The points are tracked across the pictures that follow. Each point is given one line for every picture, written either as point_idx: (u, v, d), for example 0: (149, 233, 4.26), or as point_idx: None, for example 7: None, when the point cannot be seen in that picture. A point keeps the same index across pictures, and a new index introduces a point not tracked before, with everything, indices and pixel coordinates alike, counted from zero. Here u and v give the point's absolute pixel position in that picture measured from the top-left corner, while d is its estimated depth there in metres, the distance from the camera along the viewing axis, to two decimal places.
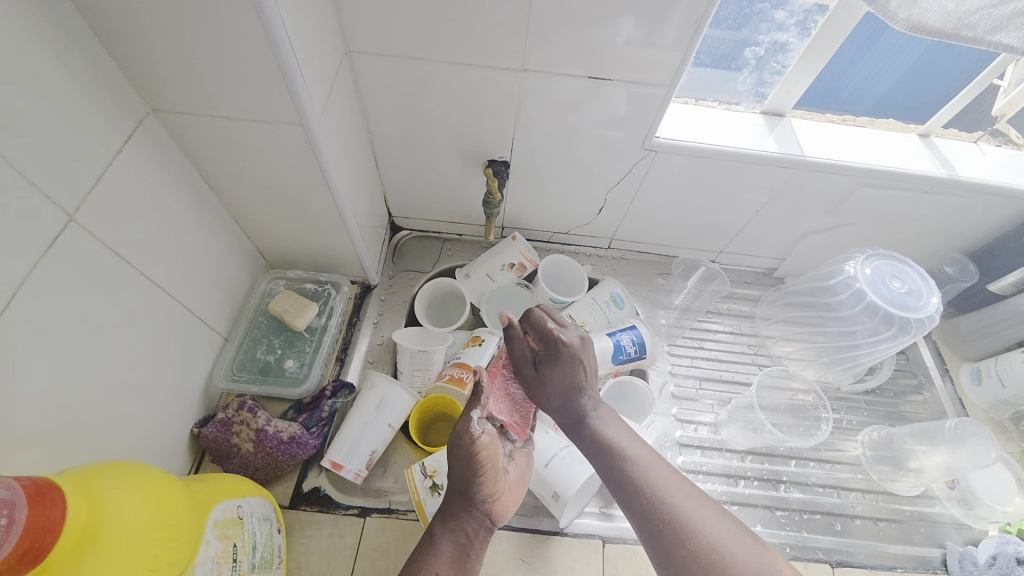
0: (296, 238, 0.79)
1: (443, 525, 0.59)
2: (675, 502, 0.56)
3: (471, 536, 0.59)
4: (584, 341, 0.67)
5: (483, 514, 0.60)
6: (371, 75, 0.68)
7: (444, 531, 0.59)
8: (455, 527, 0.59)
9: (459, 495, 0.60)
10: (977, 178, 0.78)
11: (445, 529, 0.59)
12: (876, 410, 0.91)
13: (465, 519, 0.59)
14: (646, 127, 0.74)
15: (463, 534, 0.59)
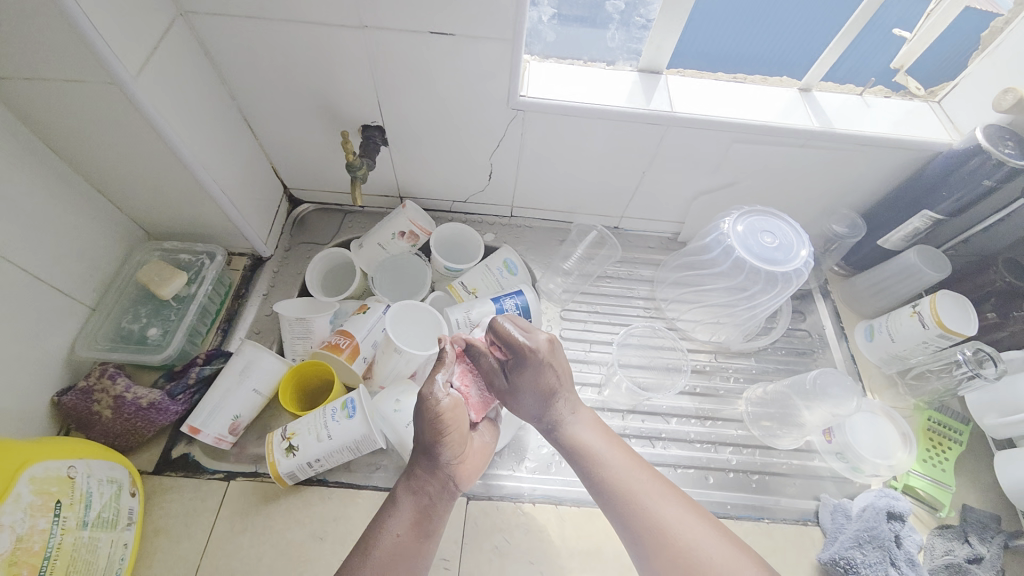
0: (165, 212, 0.79)
1: (404, 485, 0.58)
2: (658, 509, 0.55)
3: (432, 499, 0.57)
4: (552, 345, 0.64)
5: (447, 475, 0.58)
6: (214, 36, 0.67)
7: (403, 491, 0.57)
8: (419, 490, 0.57)
9: (422, 458, 0.59)
10: (852, 129, 0.77)
11: (408, 491, 0.57)
12: (767, 368, 0.91)
13: (423, 482, 0.58)
14: (507, 85, 0.73)
15: (427, 495, 0.57)
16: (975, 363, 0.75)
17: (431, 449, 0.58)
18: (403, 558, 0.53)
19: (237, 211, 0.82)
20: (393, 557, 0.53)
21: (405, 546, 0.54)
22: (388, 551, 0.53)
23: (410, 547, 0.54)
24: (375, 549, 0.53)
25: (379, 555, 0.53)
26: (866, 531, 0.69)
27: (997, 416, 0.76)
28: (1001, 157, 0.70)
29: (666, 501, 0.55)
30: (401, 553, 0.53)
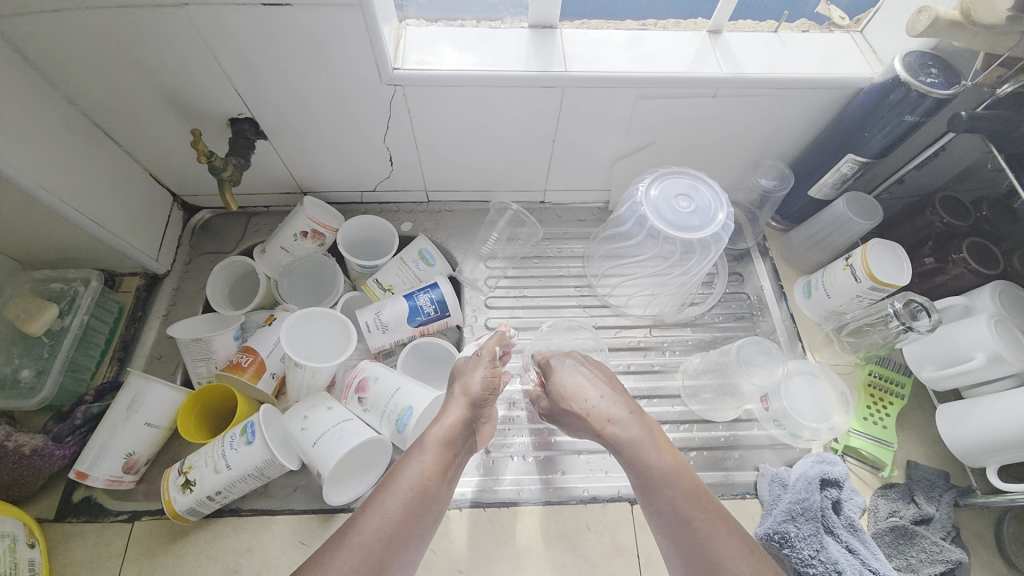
0: (20, 238, 0.72)
1: (433, 428, 0.60)
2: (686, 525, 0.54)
3: (458, 445, 0.60)
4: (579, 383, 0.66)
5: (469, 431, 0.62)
6: (21, 34, 0.59)
7: (431, 433, 0.59)
8: (449, 436, 0.60)
9: (460, 405, 0.63)
10: (763, 72, 0.70)
11: (437, 435, 0.59)
12: (706, 338, 0.87)
13: (451, 431, 0.60)
14: (374, 57, 0.65)
15: (452, 442, 0.60)
16: (910, 315, 0.71)
17: (474, 401, 0.63)
18: (427, 496, 0.55)
19: (105, 228, 0.74)
20: (418, 496, 0.54)
21: (431, 486, 0.56)
22: (412, 486, 0.55)
23: (435, 487, 0.56)
24: (404, 482, 0.55)
25: (405, 487, 0.54)
26: (798, 504, 0.65)
27: (935, 368, 0.72)
28: (920, 87, 0.64)
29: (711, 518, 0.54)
30: (427, 492, 0.55)
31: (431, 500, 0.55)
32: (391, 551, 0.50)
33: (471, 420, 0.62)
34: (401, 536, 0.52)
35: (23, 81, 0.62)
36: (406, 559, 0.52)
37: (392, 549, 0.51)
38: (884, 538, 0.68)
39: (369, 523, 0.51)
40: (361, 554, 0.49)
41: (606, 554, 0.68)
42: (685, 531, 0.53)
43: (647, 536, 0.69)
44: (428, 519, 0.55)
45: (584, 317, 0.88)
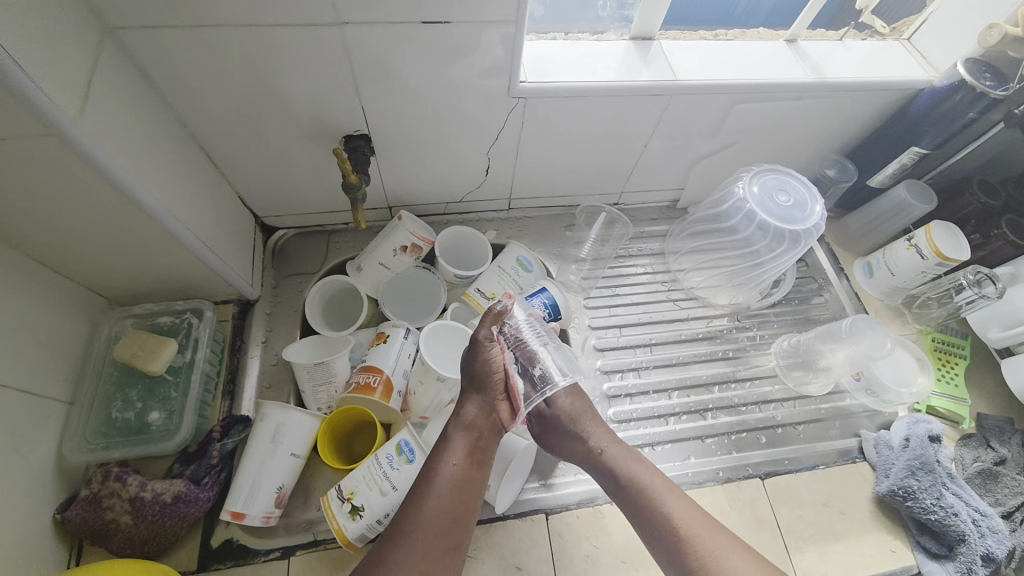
0: (121, 273, 0.67)
1: (454, 426, 0.64)
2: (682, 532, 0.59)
3: (483, 434, 0.64)
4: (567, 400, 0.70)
5: (489, 414, 0.65)
6: (151, 52, 0.57)
7: (455, 431, 0.63)
8: (471, 427, 0.64)
9: (475, 398, 0.65)
10: (843, 76, 0.78)
11: (459, 429, 0.63)
12: (785, 321, 0.95)
13: (470, 423, 0.64)
14: (506, 70, 0.67)
15: (475, 433, 0.63)
16: (976, 284, 0.82)
17: (486, 389, 0.65)
18: (466, 487, 0.60)
19: (216, 255, 0.71)
20: (456, 490, 0.59)
21: (467, 478, 0.60)
22: (450, 482, 0.59)
23: (469, 477, 0.60)
24: (439, 480, 0.59)
25: (442, 484, 0.59)
26: (917, 459, 0.73)
27: (999, 329, 0.82)
28: (982, 89, 0.74)
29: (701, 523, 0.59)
30: (464, 485, 0.60)
31: (470, 488, 0.60)
32: (445, 543, 0.56)
33: (489, 406, 0.65)
34: (446, 528, 0.57)
35: (147, 101, 0.60)
36: (459, 543, 0.57)
37: (446, 540, 0.56)
38: (975, 481, 0.75)
39: (416, 522, 0.56)
40: (417, 553, 0.54)
41: (750, 528, 0.73)
42: (666, 521, 0.59)
43: (782, 507, 0.75)
44: (473, 503, 0.60)
45: (676, 310, 0.94)
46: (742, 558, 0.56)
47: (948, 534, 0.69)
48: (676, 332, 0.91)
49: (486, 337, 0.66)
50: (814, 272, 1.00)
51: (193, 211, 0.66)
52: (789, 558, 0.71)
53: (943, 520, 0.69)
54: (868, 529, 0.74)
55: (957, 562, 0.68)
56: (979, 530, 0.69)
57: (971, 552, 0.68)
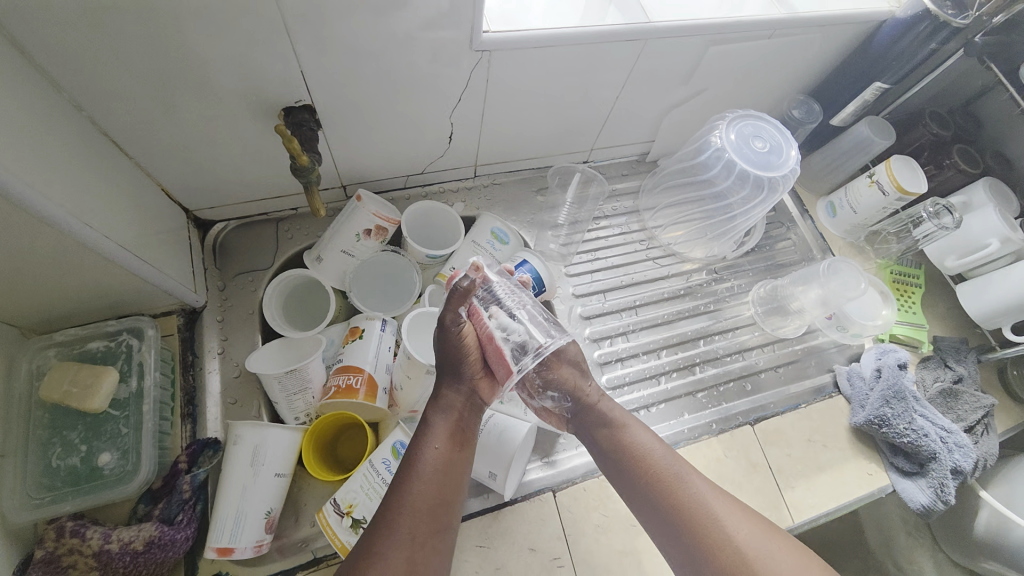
0: (31, 298, 0.56)
1: (434, 407, 0.58)
2: (694, 502, 0.55)
3: (465, 412, 0.58)
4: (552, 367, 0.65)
5: (469, 390, 0.59)
6: (17, 18, 0.44)
7: (435, 412, 0.57)
8: (451, 406, 0.58)
9: (454, 375, 0.59)
10: (814, 10, 0.75)
11: (439, 409, 0.57)
12: (758, 267, 0.97)
13: (451, 401, 0.58)
14: (467, 20, 0.59)
15: (457, 412, 0.58)
16: (936, 215, 0.86)
17: (466, 364, 0.59)
18: (450, 470, 0.54)
19: (149, 265, 0.61)
20: (440, 473, 0.53)
21: (451, 460, 0.55)
22: (433, 466, 0.54)
23: (453, 459, 0.55)
24: (422, 465, 0.53)
25: (425, 470, 0.53)
26: (890, 389, 0.77)
27: (956, 257, 0.87)
28: (945, 18, 0.74)
29: (711, 491, 0.56)
30: (449, 468, 0.54)
31: (455, 471, 0.55)
32: (433, 529, 0.51)
33: (470, 382, 0.60)
34: (432, 516, 0.51)
35: (24, 83, 0.47)
36: (447, 528, 0.52)
37: (434, 527, 0.51)
38: (937, 401, 0.81)
39: (400, 513, 0.50)
40: (403, 544, 0.49)
41: (746, 473, 0.75)
42: (653, 479, 0.57)
43: (772, 448, 0.77)
44: (459, 487, 0.55)
45: (656, 268, 0.93)
46: (730, 509, 0.55)
47: (919, 453, 0.74)
48: (658, 290, 0.91)
49: (452, 319, 0.58)
50: (782, 216, 1.02)
51: (107, 212, 0.55)
52: (782, 497, 0.73)
53: (915, 442, 0.74)
54: (848, 456, 0.78)
55: (929, 478, 0.74)
56: (947, 446, 0.74)
57: (941, 467, 0.73)
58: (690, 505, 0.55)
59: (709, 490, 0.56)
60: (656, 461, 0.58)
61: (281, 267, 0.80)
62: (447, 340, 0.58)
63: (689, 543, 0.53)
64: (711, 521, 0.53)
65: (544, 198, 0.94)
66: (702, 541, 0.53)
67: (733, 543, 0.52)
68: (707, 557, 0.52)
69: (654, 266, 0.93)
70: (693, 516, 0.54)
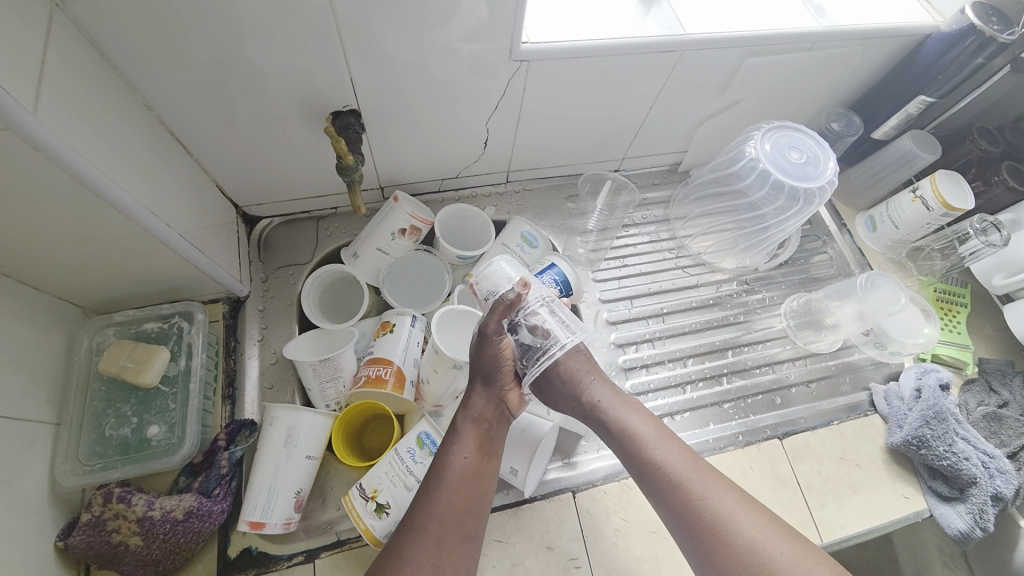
0: (94, 279, 0.60)
1: (462, 416, 0.59)
2: (719, 510, 0.53)
3: (492, 424, 0.59)
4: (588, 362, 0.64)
5: (495, 406, 0.60)
6: (104, 26, 0.49)
7: (464, 421, 0.58)
8: (480, 419, 0.59)
9: (482, 387, 0.60)
10: (854, 23, 0.74)
11: (467, 419, 0.58)
12: (791, 280, 0.95)
13: (477, 415, 0.59)
14: (507, 31, 0.62)
15: (485, 423, 0.59)
16: (983, 232, 0.82)
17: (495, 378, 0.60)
18: (477, 480, 0.55)
19: (202, 253, 0.65)
20: (466, 483, 0.54)
21: (477, 470, 0.56)
22: (460, 474, 0.54)
23: (480, 468, 0.56)
24: (449, 474, 0.54)
25: (453, 476, 0.54)
26: (930, 409, 0.73)
27: (1003, 276, 0.84)
28: (992, 34, 0.72)
29: (731, 497, 0.54)
30: (476, 476, 0.55)
31: (481, 481, 0.55)
32: (461, 535, 0.52)
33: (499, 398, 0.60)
34: (458, 523, 0.52)
35: (105, 84, 0.52)
36: (472, 534, 0.53)
37: (460, 534, 0.52)
38: (980, 424, 0.77)
39: (427, 520, 0.52)
40: (431, 552, 0.50)
41: (772, 487, 0.73)
42: (666, 470, 0.56)
43: (801, 464, 0.75)
44: (486, 496, 0.55)
45: (684, 277, 0.92)
46: (744, 507, 0.54)
47: (960, 477, 0.70)
48: (686, 299, 0.90)
49: (493, 330, 0.59)
50: (817, 229, 0.99)
51: (168, 202, 0.60)
52: (810, 513, 0.71)
53: (955, 464, 0.70)
54: (883, 479, 0.75)
55: (968, 504, 0.70)
56: (988, 472, 0.71)
57: (982, 493, 0.69)
58: (704, 502, 0.54)
59: (723, 488, 0.55)
60: (672, 455, 0.57)
61: (320, 262, 0.85)
62: (486, 351, 0.59)
63: (693, 532, 0.53)
64: (721, 513, 0.53)
65: (574, 205, 0.95)
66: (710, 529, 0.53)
67: (743, 537, 0.52)
68: (714, 549, 0.52)
69: (679, 275, 0.92)
70: (703, 504, 0.54)
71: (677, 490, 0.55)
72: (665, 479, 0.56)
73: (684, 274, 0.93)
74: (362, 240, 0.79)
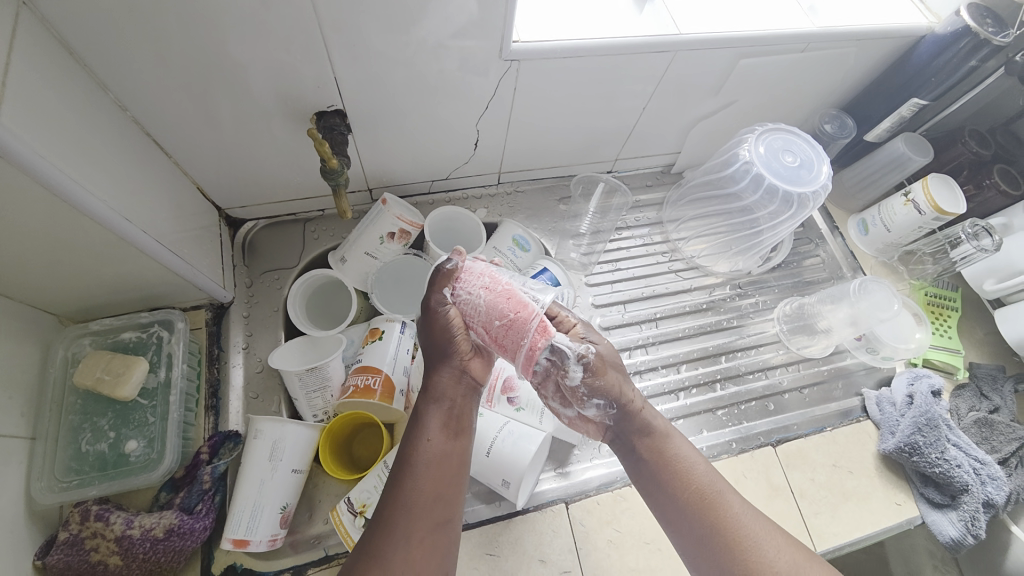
0: (68, 288, 0.58)
1: (426, 398, 0.56)
2: (747, 538, 0.51)
3: (457, 402, 0.56)
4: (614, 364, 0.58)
5: (458, 378, 0.56)
6: (74, 25, 0.47)
7: (427, 403, 0.55)
8: (443, 398, 0.55)
9: (440, 364, 0.56)
10: (848, 24, 0.73)
11: (431, 403, 0.55)
12: (784, 284, 0.94)
13: (441, 392, 0.55)
14: (498, 30, 0.60)
15: (449, 401, 0.55)
16: (974, 237, 0.83)
17: (452, 354, 0.56)
18: (448, 465, 0.53)
19: (183, 260, 0.63)
20: (437, 469, 0.52)
21: (447, 453, 0.53)
22: (428, 462, 0.52)
23: (449, 451, 0.54)
24: (416, 462, 0.52)
25: (420, 465, 0.52)
26: (922, 416, 0.74)
27: (995, 281, 0.84)
28: (987, 36, 0.72)
29: (757, 524, 0.52)
30: (445, 461, 0.53)
31: (453, 466, 0.53)
32: (434, 523, 0.50)
33: (461, 371, 0.57)
34: (431, 510, 0.50)
35: (76, 86, 0.50)
36: (447, 518, 0.51)
37: (433, 521, 0.50)
38: (971, 430, 0.77)
39: (398, 514, 0.50)
40: (404, 542, 0.49)
41: (766, 495, 0.72)
42: (700, 496, 0.53)
43: (794, 471, 0.75)
44: (459, 480, 0.53)
45: (677, 281, 0.92)
46: (771, 535, 0.52)
47: (951, 485, 0.70)
48: (680, 303, 0.90)
49: (437, 301, 0.56)
50: (810, 232, 0.99)
51: (146, 208, 0.57)
52: (804, 521, 0.71)
53: (947, 472, 0.70)
54: (875, 485, 0.75)
55: (960, 511, 0.70)
56: (979, 479, 0.71)
57: (974, 501, 0.69)
58: (732, 529, 0.51)
59: (750, 513, 0.53)
60: (700, 481, 0.54)
61: (307, 267, 0.82)
62: (434, 321, 0.56)
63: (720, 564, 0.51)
64: (750, 542, 0.51)
65: (567, 207, 0.94)
66: (738, 560, 0.50)
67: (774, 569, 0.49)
68: None
69: (673, 279, 0.92)
70: (731, 535, 0.51)
71: (704, 520, 0.52)
72: (690, 508, 0.53)
73: (677, 278, 0.92)
74: (347, 247, 0.77)
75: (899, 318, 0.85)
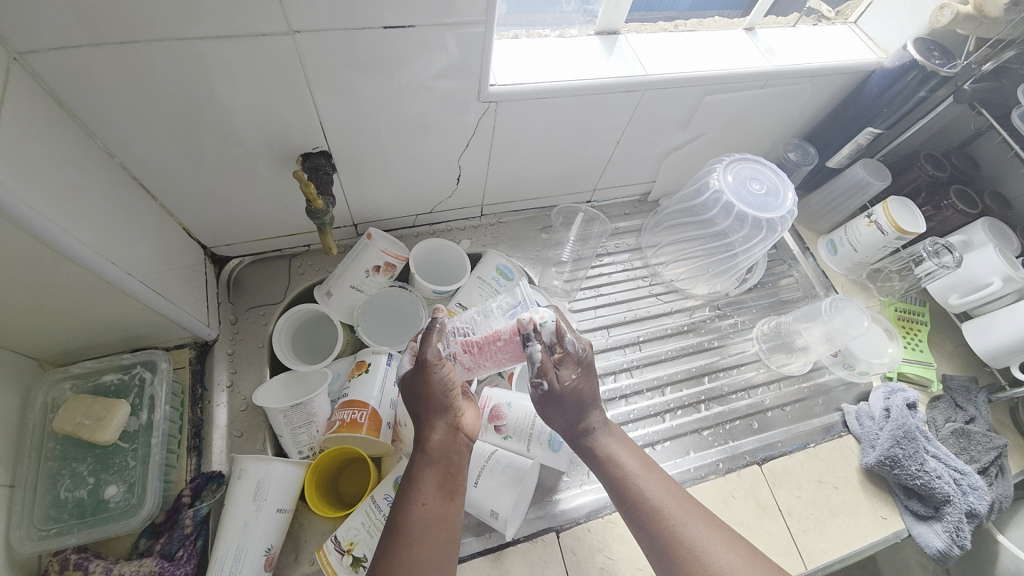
0: (48, 331, 0.58)
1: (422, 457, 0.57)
2: (684, 534, 0.55)
3: (452, 460, 0.58)
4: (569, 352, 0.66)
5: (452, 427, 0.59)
6: (64, 77, 0.49)
7: (423, 463, 0.56)
8: (439, 458, 0.57)
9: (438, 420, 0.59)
10: (802, 62, 0.79)
11: (427, 461, 0.57)
12: (761, 304, 0.97)
13: (437, 455, 0.57)
14: (476, 73, 0.64)
15: (444, 460, 0.57)
16: (936, 254, 0.88)
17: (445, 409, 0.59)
18: (442, 527, 0.53)
19: (167, 299, 0.63)
20: (432, 528, 0.52)
21: (444, 515, 0.54)
22: (426, 523, 0.52)
23: (445, 511, 0.54)
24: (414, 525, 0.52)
25: (415, 526, 0.52)
26: (900, 429, 0.75)
27: (958, 295, 0.88)
28: (933, 68, 0.77)
29: (698, 521, 0.56)
30: (440, 523, 0.53)
31: (447, 527, 0.53)
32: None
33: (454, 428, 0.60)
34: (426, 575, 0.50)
35: (64, 134, 0.51)
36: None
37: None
38: (949, 441, 0.79)
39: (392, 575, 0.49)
40: None
41: (755, 515, 0.73)
42: (645, 501, 0.57)
43: (781, 489, 0.76)
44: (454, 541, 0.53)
45: (658, 305, 0.94)
46: (714, 537, 0.54)
47: (934, 496, 0.72)
48: (661, 326, 0.92)
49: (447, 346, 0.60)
50: (783, 253, 1.03)
51: (130, 248, 0.58)
52: (793, 540, 0.71)
53: (928, 484, 0.72)
54: (860, 500, 0.76)
55: (944, 522, 0.71)
56: (960, 489, 0.73)
57: (955, 511, 0.71)
58: (674, 523, 0.55)
59: (693, 518, 0.56)
60: (643, 487, 0.58)
61: (292, 301, 0.83)
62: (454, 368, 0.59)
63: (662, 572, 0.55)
64: (689, 542, 0.54)
65: (549, 236, 0.97)
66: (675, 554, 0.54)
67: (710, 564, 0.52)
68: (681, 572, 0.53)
69: (653, 303, 0.94)
70: (669, 532, 0.55)
71: (651, 513, 0.57)
72: (640, 503, 0.58)
73: (658, 302, 0.94)
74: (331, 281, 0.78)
75: (872, 334, 0.88)
